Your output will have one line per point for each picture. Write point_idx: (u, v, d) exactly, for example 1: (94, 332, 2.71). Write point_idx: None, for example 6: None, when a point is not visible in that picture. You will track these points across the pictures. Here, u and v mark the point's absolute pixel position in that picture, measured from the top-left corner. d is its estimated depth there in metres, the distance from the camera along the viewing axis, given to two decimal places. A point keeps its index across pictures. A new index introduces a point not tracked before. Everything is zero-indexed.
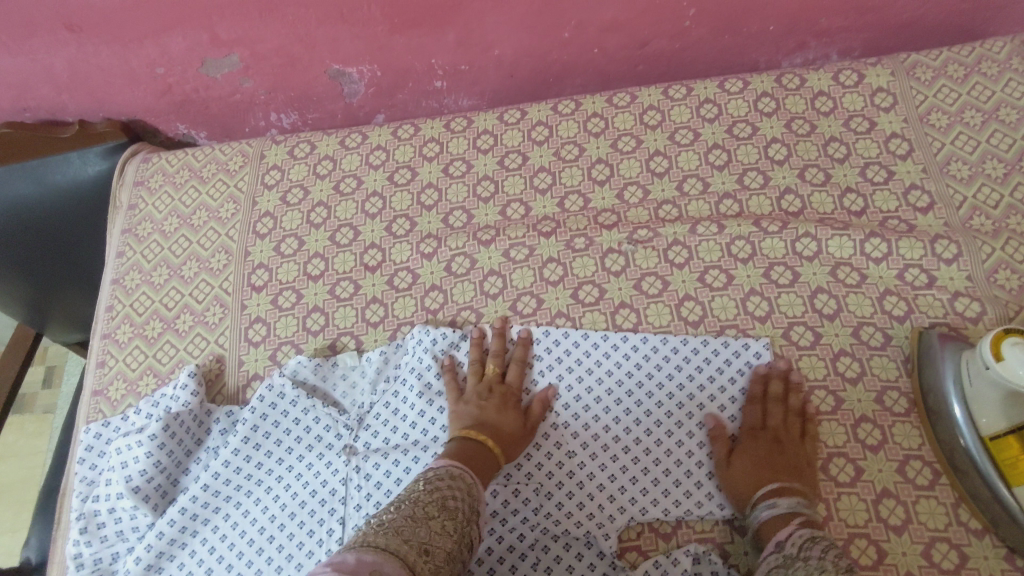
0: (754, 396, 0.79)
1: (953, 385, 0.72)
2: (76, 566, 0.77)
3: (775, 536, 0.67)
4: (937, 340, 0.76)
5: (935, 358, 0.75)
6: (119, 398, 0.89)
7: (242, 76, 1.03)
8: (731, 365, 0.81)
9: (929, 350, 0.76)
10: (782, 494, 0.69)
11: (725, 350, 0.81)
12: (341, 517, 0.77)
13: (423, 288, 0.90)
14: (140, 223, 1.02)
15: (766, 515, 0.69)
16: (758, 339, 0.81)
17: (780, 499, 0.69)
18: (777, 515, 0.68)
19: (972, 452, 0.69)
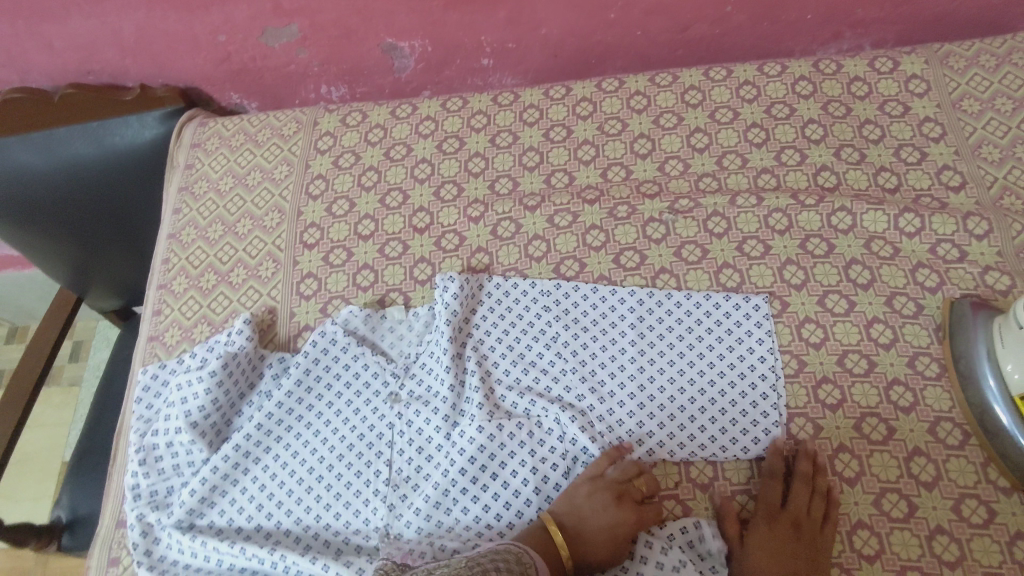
0: (752, 345, 0.83)
1: (985, 350, 0.75)
2: (134, 496, 0.81)
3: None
4: (969, 308, 0.79)
5: (968, 326, 0.78)
6: (174, 343, 0.93)
7: (298, 47, 1.08)
8: (727, 320, 0.84)
9: (961, 318, 0.79)
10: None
11: (744, 304, 0.85)
12: (387, 459, 0.81)
13: (470, 249, 0.94)
14: (197, 182, 1.06)
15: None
16: (758, 294, 0.86)
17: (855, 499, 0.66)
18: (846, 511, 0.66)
19: (1002, 411, 0.73)
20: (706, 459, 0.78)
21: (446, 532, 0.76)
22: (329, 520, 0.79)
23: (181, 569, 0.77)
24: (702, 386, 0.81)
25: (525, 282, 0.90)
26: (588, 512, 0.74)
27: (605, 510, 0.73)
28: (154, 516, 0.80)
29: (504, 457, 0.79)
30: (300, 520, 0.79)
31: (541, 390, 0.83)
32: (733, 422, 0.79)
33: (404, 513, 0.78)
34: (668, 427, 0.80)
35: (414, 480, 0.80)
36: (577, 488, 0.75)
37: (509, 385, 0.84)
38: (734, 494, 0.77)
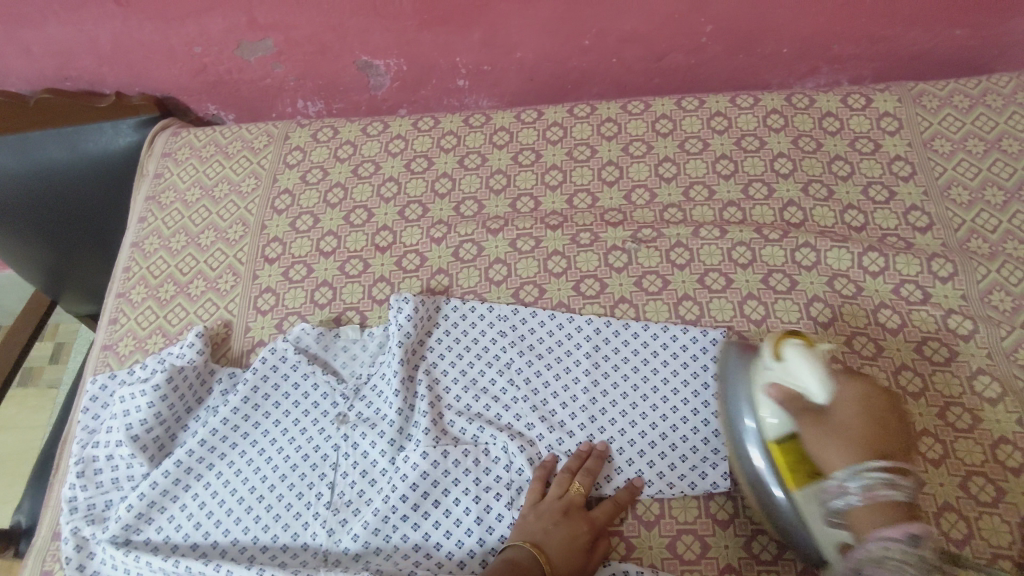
0: (707, 380, 0.81)
1: (743, 393, 0.71)
2: (70, 509, 0.79)
3: (871, 529, 0.60)
4: (734, 350, 0.75)
5: (733, 372, 0.73)
6: (127, 354, 0.92)
7: (274, 61, 1.08)
8: (684, 352, 0.83)
9: (730, 361, 0.74)
10: (892, 470, 0.62)
11: (702, 337, 0.83)
12: (330, 481, 0.79)
13: (430, 271, 0.93)
14: (164, 192, 1.06)
15: (864, 494, 0.61)
16: (716, 327, 0.84)
17: (899, 480, 0.61)
18: (877, 498, 0.60)
19: (755, 454, 0.68)
20: (652, 496, 0.76)
21: (383, 559, 0.74)
22: (265, 542, 0.76)
23: None
24: (653, 420, 0.80)
25: (482, 305, 0.88)
26: (540, 530, 0.70)
27: (551, 526, 0.71)
28: (89, 530, 0.78)
29: (446, 484, 0.77)
30: (237, 540, 0.77)
31: (491, 417, 0.81)
32: (684, 458, 0.77)
33: (343, 537, 0.75)
34: (616, 460, 0.78)
35: (356, 504, 0.78)
36: (524, 517, 0.72)
37: (459, 410, 0.82)
38: (680, 533, 0.74)
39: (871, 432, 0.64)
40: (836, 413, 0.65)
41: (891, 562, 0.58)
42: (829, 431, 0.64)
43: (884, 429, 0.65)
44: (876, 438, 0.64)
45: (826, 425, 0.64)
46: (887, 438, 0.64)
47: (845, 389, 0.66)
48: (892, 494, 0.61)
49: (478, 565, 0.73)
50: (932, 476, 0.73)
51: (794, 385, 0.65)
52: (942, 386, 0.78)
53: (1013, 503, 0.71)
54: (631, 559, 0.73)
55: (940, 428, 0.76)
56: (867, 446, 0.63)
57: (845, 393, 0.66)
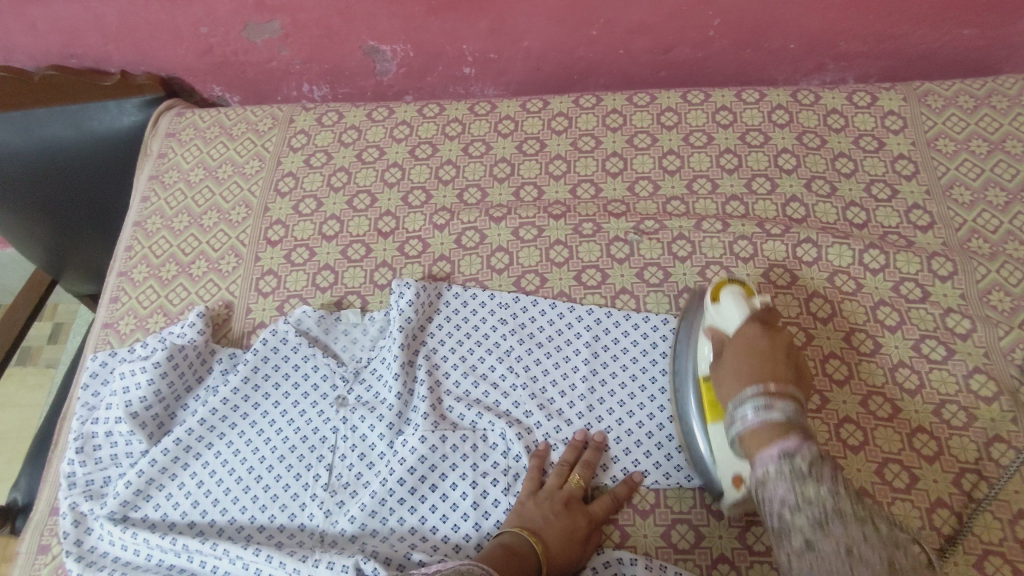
0: None
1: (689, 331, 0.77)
2: (69, 484, 0.80)
3: (758, 451, 0.59)
4: (696, 297, 0.80)
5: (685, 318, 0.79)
6: (127, 332, 0.92)
7: (280, 44, 1.08)
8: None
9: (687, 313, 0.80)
10: (776, 394, 0.61)
11: None
12: (328, 463, 0.80)
13: (432, 257, 0.93)
14: (167, 172, 1.06)
15: (753, 421, 0.60)
16: None
17: (776, 400, 0.60)
18: (771, 420, 0.59)
19: (688, 389, 0.74)
20: (648, 486, 0.76)
21: (379, 541, 0.74)
22: (263, 521, 0.77)
23: (109, 562, 0.75)
24: (650, 410, 0.80)
25: (483, 293, 0.89)
26: (538, 519, 0.71)
27: (550, 515, 0.71)
28: (87, 505, 0.78)
29: (444, 469, 0.77)
30: (234, 519, 0.77)
31: (489, 404, 0.82)
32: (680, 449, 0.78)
33: (340, 519, 0.76)
34: (613, 449, 0.78)
35: (353, 486, 0.78)
36: (522, 504, 0.73)
37: (458, 396, 0.82)
38: (675, 523, 0.74)
39: (757, 369, 0.64)
40: (733, 351, 0.68)
41: (771, 481, 0.56)
42: (730, 369, 0.66)
43: (777, 365, 0.64)
44: (760, 371, 0.64)
45: (732, 361, 0.67)
46: (780, 373, 0.63)
47: (753, 334, 0.68)
48: (780, 415, 0.59)
49: (474, 549, 0.73)
50: (926, 472, 0.74)
51: (723, 324, 0.72)
52: (938, 384, 0.78)
53: (1007, 500, 0.72)
54: (625, 547, 0.73)
55: (935, 425, 0.76)
56: (755, 382, 0.63)
57: (752, 339, 0.68)
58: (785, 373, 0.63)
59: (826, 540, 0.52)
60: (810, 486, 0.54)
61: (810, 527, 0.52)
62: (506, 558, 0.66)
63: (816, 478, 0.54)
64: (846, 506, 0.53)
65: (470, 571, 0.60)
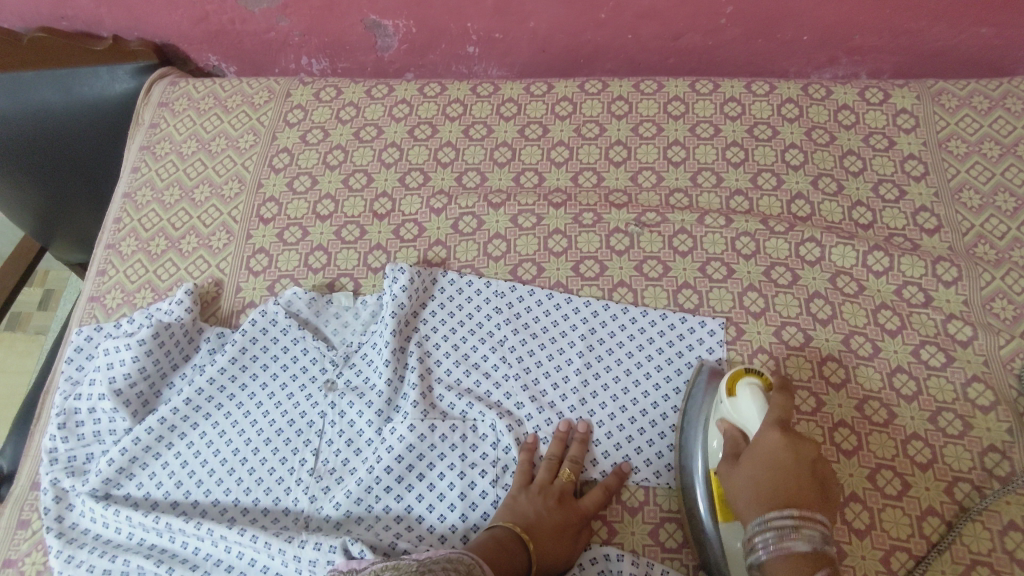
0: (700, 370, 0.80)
1: (698, 434, 0.72)
2: (50, 460, 0.79)
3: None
4: (705, 377, 0.77)
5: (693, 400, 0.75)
6: (114, 306, 0.90)
7: (279, 14, 1.04)
8: (679, 342, 0.82)
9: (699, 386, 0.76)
10: (805, 518, 0.56)
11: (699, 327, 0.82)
12: (315, 448, 0.78)
13: (428, 241, 0.91)
14: (159, 142, 1.03)
15: (776, 547, 0.56)
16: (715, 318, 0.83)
17: (804, 527, 0.56)
18: (795, 552, 0.55)
19: (698, 493, 0.69)
20: (637, 483, 0.76)
21: (364, 529, 0.73)
22: (247, 504, 0.76)
23: (90, 540, 0.74)
24: (643, 406, 0.79)
25: (479, 280, 0.87)
26: (529, 513, 0.70)
27: (543, 510, 0.70)
28: (69, 482, 0.77)
29: (432, 458, 0.76)
30: (217, 501, 0.76)
31: (480, 394, 0.81)
32: (671, 447, 0.77)
33: (325, 504, 0.75)
34: (603, 444, 0.77)
35: (339, 473, 0.77)
36: (514, 498, 0.72)
37: (449, 384, 0.81)
38: (663, 521, 0.74)
39: (778, 480, 0.59)
40: (747, 459, 0.63)
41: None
42: (747, 472, 0.62)
43: (802, 481, 0.59)
44: (779, 485, 0.59)
45: (745, 469, 0.62)
46: (808, 492, 0.59)
47: (767, 434, 0.63)
48: (805, 545, 0.55)
49: (460, 541, 0.72)
50: (918, 480, 0.73)
51: (738, 420, 0.67)
52: (936, 391, 0.77)
53: (998, 511, 0.71)
54: (613, 543, 0.73)
55: (931, 433, 0.75)
56: (775, 499, 0.59)
57: (767, 439, 0.62)
58: (810, 494, 0.59)
59: None
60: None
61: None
62: (498, 550, 0.65)
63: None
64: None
65: (461, 559, 0.59)
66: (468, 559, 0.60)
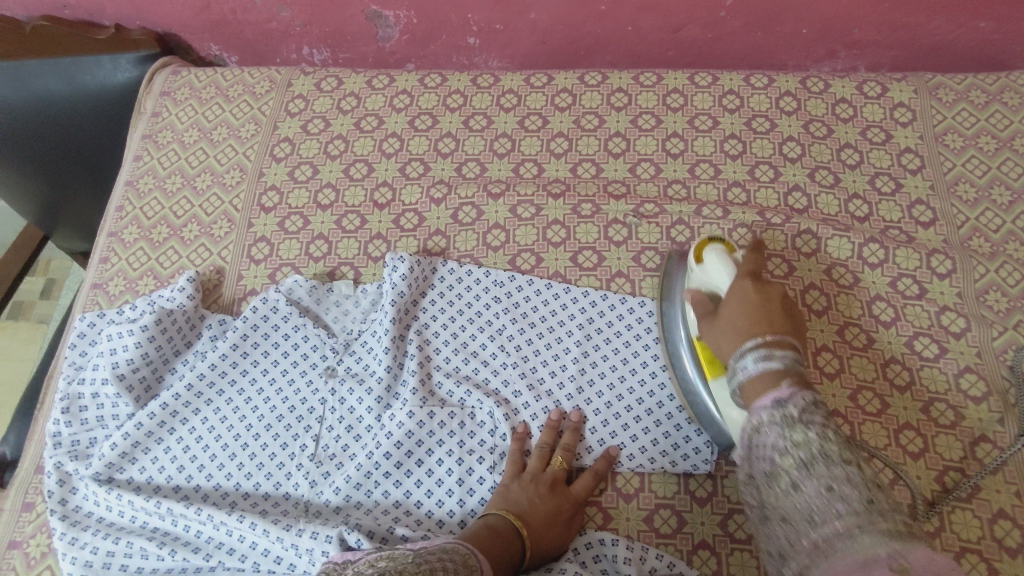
0: None
1: (678, 321, 0.76)
2: (54, 444, 0.80)
3: (756, 400, 0.57)
4: (676, 258, 0.81)
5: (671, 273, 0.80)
6: (117, 294, 0.91)
7: (280, 4, 1.05)
8: None
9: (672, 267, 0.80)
10: (777, 343, 0.58)
11: None
12: (315, 434, 0.80)
13: (428, 231, 0.92)
14: (161, 131, 1.03)
15: (752, 371, 0.58)
16: None
17: (775, 350, 0.58)
18: (770, 369, 0.57)
19: (689, 366, 0.74)
20: (632, 470, 0.77)
21: (363, 513, 0.74)
22: (248, 488, 0.77)
23: (94, 522, 0.76)
24: (639, 395, 0.80)
25: (479, 269, 0.88)
26: (522, 500, 0.71)
27: (536, 498, 0.71)
28: (72, 466, 0.78)
29: (430, 445, 0.77)
30: (219, 485, 0.77)
31: (478, 382, 0.82)
32: (665, 434, 0.78)
33: (325, 490, 0.76)
34: (599, 431, 0.78)
35: (339, 458, 0.78)
36: (508, 486, 0.73)
37: (448, 372, 0.82)
38: (658, 507, 0.75)
39: (755, 316, 0.62)
40: (725, 306, 0.65)
41: (765, 429, 0.55)
42: (730, 316, 0.64)
43: (773, 313, 0.62)
44: (758, 320, 0.61)
45: (725, 315, 0.65)
46: (776, 322, 0.61)
47: (742, 283, 0.66)
48: (780, 364, 0.57)
49: (458, 525, 0.74)
50: (910, 468, 0.74)
51: (709, 283, 0.71)
52: (928, 382, 0.78)
53: (987, 499, 0.72)
54: (607, 529, 0.74)
55: (923, 422, 0.76)
56: (752, 331, 0.61)
57: (742, 287, 0.65)
58: (782, 326, 0.61)
59: (811, 482, 0.50)
60: (798, 430, 0.52)
61: (798, 468, 0.52)
62: (493, 536, 0.66)
63: (806, 425, 0.53)
64: (834, 448, 0.51)
65: (456, 547, 0.60)
66: (463, 546, 0.61)
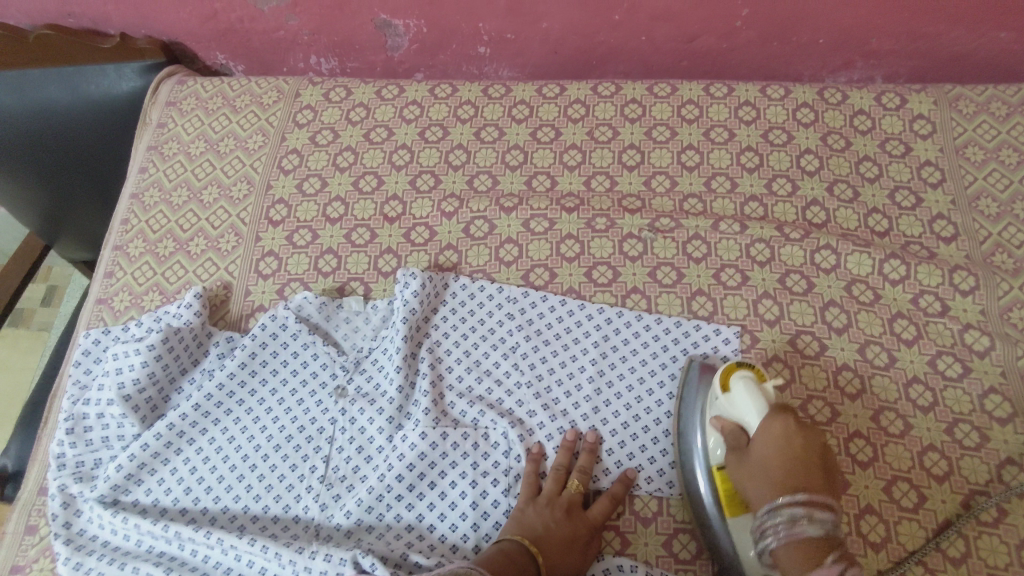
0: None
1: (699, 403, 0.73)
2: (58, 465, 0.78)
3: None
4: (696, 370, 0.76)
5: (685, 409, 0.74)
6: (122, 309, 0.89)
7: (288, 13, 1.03)
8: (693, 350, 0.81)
9: (690, 384, 0.76)
10: (812, 504, 0.59)
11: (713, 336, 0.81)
12: (325, 455, 0.78)
13: (439, 246, 0.90)
14: (167, 142, 1.02)
15: (785, 532, 0.58)
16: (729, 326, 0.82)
17: (814, 514, 0.58)
18: (804, 536, 0.58)
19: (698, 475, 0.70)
20: (650, 493, 0.75)
21: (375, 538, 0.72)
22: (256, 512, 0.75)
23: (98, 547, 0.74)
24: (657, 416, 0.78)
25: (491, 285, 0.86)
26: (537, 525, 0.69)
27: (551, 523, 0.70)
28: (77, 488, 0.76)
29: (443, 467, 0.76)
30: (227, 508, 0.76)
31: (491, 402, 0.80)
32: None
33: (335, 513, 0.74)
34: (616, 453, 0.77)
35: (350, 480, 0.76)
36: (522, 511, 0.71)
37: (460, 392, 0.80)
38: (677, 532, 0.73)
39: (789, 475, 0.62)
40: (759, 445, 0.65)
41: None
42: (756, 483, 0.64)
43: (808, 467, 0.63)
44: (790, 476, 0.62)
45: (756, 465, 0.65)
46: (813, 478, 0.62)
47: (772, 424, 0.65)
48: (818, 530, 0.58)
49: (472, 551, 0.72)
50: (935, 492, 0.72)
51: (735, 417, 0.68)
52: (952, 402, 0.77)
53: (1015, 524, 0.70)
54: (625, 554, 0.72)
55: (947, 444, 0.75)
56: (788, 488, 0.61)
57: (772, 428, 0.65)
58: (815, 480, 0.62)
59: None
60: None
61: None
62: (506, 563, 0.64)
63: None
64: None
65: None
66: None
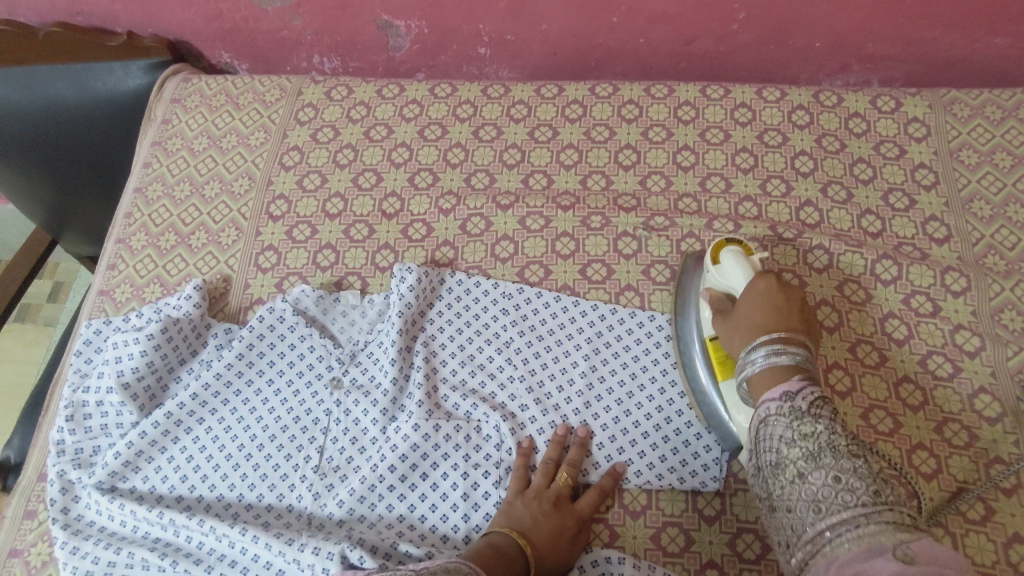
0: None
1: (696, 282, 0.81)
2: (58, 452, 0.79)
3: (764, 394, 0.66)
4: (693, 260, 0.83)
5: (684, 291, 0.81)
6: (123, 301, 0.91)
7: (292, 13, 1.05)
8: None
9: (688, 271, 0.82)
10: (789, 341, 0.66)
11: None
12: (319, 446, 0.79)
13: (436, 242, 0.91)
14: (171, 138, 1.04)
15: (764, 364, 0.66)
16: None
17: (789, 346, 0.66)
18: (778, 366, 0.65)
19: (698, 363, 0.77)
20: (639, 487, 0.75)
21: (366, 527, 0.73)
22: (251, 500, 0.76)
23: (95, 532, 0.75)
24: (648, 411, 0.79)
25: (487, 281, 0.87)
26: (525, 517, 0.70)
27: (539, 515, 0.70)
28: (75, 474, 0.78)
29: (436, 459, 0.76)
30: (222, 497, 0.77)
31: (484, 395, 0.81)
32: (674, 451, 0.77)
33: (328, 502, 0.75)
34: (606, 447, 0.77)
35: (343, 470, 0.77)
36: (511, 504, 0.72)
37: (454, 385, 0.81)
38: (666, 525, 0.73)
39: (772, 322, 0.69)
40: (744, 301, 0.72)
41: (772, 421, 0.64)
42: (749, 310, 0.71)
43: (789, 313, 0.69)
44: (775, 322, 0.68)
45: (742, 309, 0.71)
46: (792, 318, 0.69)
47: (757, 282, 0.72)
48: (790, 360, 0.65)
49: (463, 542, 0.73)
50: (923, 490, 0.73)
51: (726, 285, 0.76)
52: (942, 402, 0.77)
53: (1002, 523, 0.70)
54: (614, 547, 0.73)
55: (936, 443, 0.75)
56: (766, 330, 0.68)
57: (758, 283, 0.72)
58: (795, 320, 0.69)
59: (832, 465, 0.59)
60: (808, 424, 0.61)
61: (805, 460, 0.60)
62: (495, 556, 0.64)
63: (815, 418, 0.61)
64: (842, 442, 0.60)
65: (457, 568, 0.59)
66: (464, 567, 0.59)
